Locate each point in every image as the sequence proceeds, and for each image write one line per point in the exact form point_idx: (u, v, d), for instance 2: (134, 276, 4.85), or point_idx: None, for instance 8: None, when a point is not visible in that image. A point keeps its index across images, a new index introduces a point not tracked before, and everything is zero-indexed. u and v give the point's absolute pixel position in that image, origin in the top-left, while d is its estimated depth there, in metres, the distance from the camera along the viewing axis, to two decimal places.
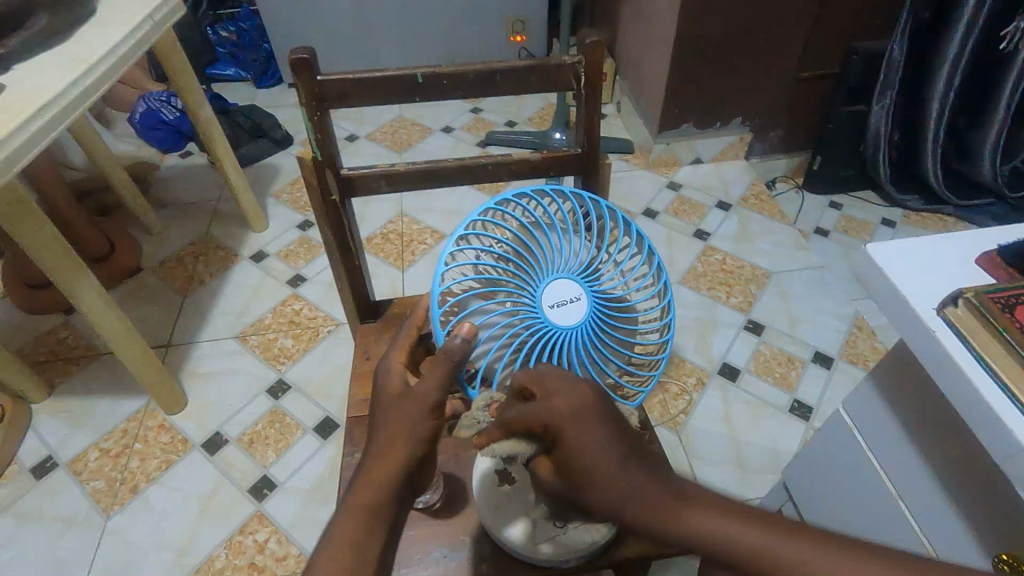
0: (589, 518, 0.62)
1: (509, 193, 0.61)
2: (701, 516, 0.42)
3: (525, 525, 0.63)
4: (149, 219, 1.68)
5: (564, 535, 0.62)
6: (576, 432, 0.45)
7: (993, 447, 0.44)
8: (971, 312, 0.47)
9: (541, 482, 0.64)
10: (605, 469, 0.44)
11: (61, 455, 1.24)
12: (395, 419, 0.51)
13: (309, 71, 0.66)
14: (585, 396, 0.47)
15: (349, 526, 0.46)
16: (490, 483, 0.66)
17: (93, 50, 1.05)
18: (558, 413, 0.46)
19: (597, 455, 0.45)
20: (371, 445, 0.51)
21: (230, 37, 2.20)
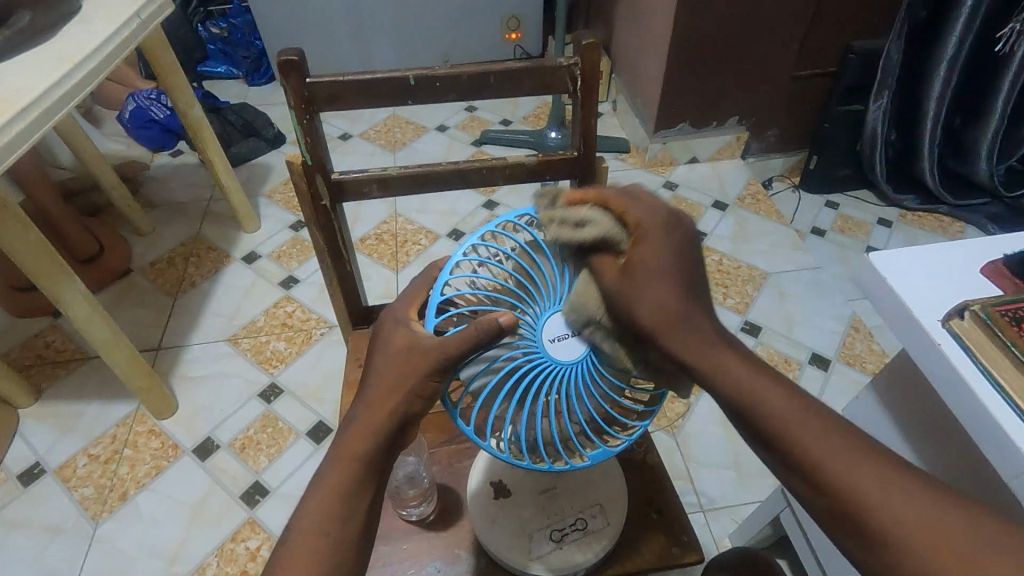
0: (585, 533, 0.62)
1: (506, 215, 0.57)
2: (737, 367, 0.42)
3: (520, 539, 0.62)
4: (138, 219, 1.66)
5: (561, 551, 0.61)
6: (655, 236, 0.45)
7: (999, 464, 0.43)
8: (978, 325, 0.46)
9: (537, 498, 0.63)
10: (662, 279, 0.44)
11: (50, 461, 1.22)
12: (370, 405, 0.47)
13: (298, 72, 0.64)
14: (665, 222, 0.46)
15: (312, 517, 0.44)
16: (485, 496, 0.64)
17: (78, 49, 1.03)
18: (653, 217, 0.46)
19: (659, 266, 0.45)
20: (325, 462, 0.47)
21: (221, 34, 2.16)
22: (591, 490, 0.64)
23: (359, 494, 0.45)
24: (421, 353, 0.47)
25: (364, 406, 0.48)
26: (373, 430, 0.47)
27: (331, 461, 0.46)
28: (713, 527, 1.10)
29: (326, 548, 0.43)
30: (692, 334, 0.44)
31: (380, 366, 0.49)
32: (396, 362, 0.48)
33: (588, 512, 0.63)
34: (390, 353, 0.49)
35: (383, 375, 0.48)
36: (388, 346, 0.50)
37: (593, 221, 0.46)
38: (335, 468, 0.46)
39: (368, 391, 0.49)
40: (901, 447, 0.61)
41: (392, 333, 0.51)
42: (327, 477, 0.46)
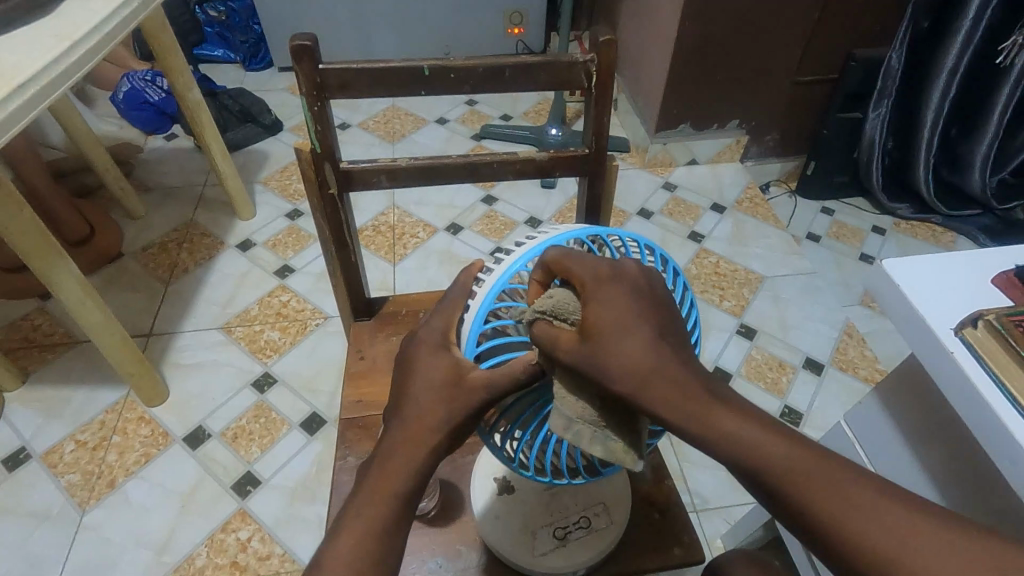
0: (589, 532, 0.62)
1: (558, 237, 0.51)
2: (727, 418, 0.39)
3: (522, 536, 0.62)
4: (131, 202, 1.63)
5: (565, 549, 0.61)
6: (609, 292, 0.41)
7: (1011, 474, 0.43)
8: (991, 335, 0.46)
9: (542, 495, 0.64)
10: (636, 341, 0.39)
11: (36, 446, 1.19)
12: (412, 429, 0.45)
13: (311, 58, 0.63)
14: (609, 273, 0.42)
15: (346, 543, 0.41)
16: (488, 492, 0.64)
17: (78, 25, 1.00)
18: (592, 271, 0.42)
19: (619, 325, 0.40)
20: (352, 499, 0.43)
21: (219, 17, 2.10)
22: (594, 488, 0.65)
23: (397, 528, 0.42)
24: (467, 395, 0.45)
25: (395, 445, 0.44)
26: (406, 472, 0.43)
27: (356, 505, 0.42)
28: (705, 527, 1.11)
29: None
30: (678, 392, 0.39)
31: (416, 400, 0.46)
32: (440, 389, 0.45)
33: (592, 510, 0.63)
34: (428, 386, 0.46)
35: (421, 412, 0.45)
36: (425, 377, 0.46)
37: (552, 296, 0.43)
38: (371, 502, 0.42)
39: (401, 425, 0.45)
40: (903, 451, 0.61)
41: (428, 360, 0.47)
42: (351, 522, 0.42)
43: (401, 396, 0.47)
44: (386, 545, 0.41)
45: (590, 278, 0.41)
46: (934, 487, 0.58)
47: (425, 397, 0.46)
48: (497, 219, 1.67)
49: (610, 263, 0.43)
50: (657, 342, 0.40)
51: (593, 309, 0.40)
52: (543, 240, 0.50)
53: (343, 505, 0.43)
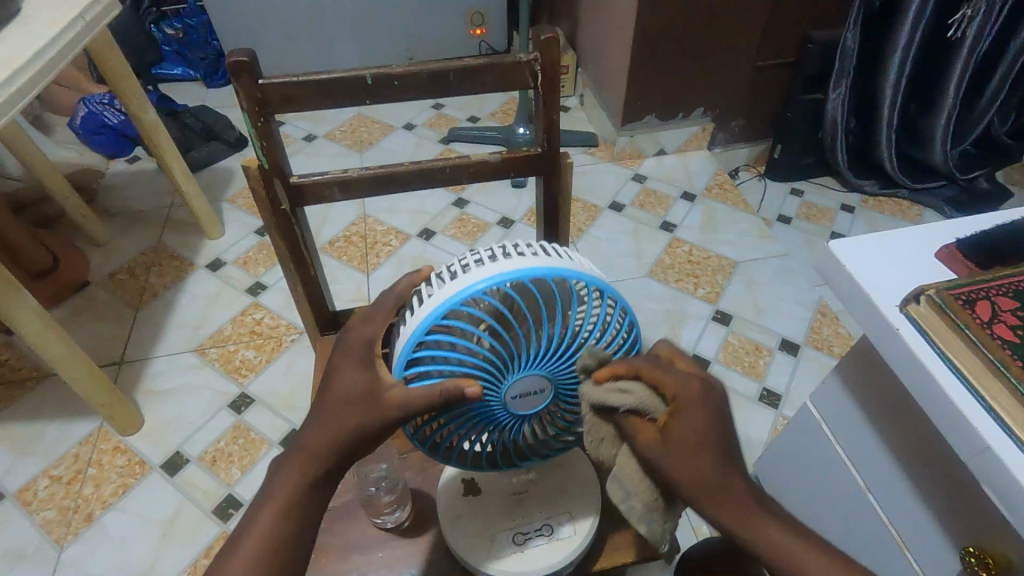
0: (551, 540, 0.62)
1: (522, 270, 0.48)
2: (740, 513, 0.46)
3: (480, 538, 0.62)
4: (94, 229, 1.60)
5: (524, 555, 0.61)
6: (693, 413, 0.47)
7: (958, 444, 0.44)
8: (934, 310, 0.46)
9: (509, 499, 0.64)
10: (691, 440, 0.46)
11: (8, 485, 1.17)
12: (328, 424, 0.49)
13: (249, 74, 0.62)
14: (702, 393, 0.48)
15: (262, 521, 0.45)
16: (455, 493, 0.65)
17: (19, 53, 0.98)
18: (688, 388, 0.48)
19: (694, 434, 0.46)
20: (269, 480, 0.48)
21: (175, 35, 2.11)
22: (562, 497, 0.64)
23: (302, 514, 0.46)
24: (383, 410, 0.47)
25: (312, 449, 0.48)
26: (320, 460, 0.48)
27: (269, 487, 0.47)
28: (691, 516, 1.11)
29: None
30: (699, 467, 0.46)
31: (334, 399, 0.50)
32: (353, 395, 0.49)
33: (556, 518, 0.63)
34: (344, 397, 0.49)
35: (336, 413, 0.49)
36: (347, 383, 0.50)
37: (631, 391, 0.47)
38: (281, 488, 0.46)
39: (319, 421, 0.49)
40: (867, 429, 0.61)
41: (350, 368, 0.51)
42: (265, 506, 0.46)
43: (324, 390, 0.51)
44: (284, 544, 0.45)
45: (688, 391, 0.47)
46: (894, 464, 0.58)
47: (342, 397, 0.50)
48: (470, 221, 1.67)
49: (705, 382, 0.49)
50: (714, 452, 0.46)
51: (676, 417, 0.47)
52: (488, 278, 0.48)
53: (256, 500, 0.47)
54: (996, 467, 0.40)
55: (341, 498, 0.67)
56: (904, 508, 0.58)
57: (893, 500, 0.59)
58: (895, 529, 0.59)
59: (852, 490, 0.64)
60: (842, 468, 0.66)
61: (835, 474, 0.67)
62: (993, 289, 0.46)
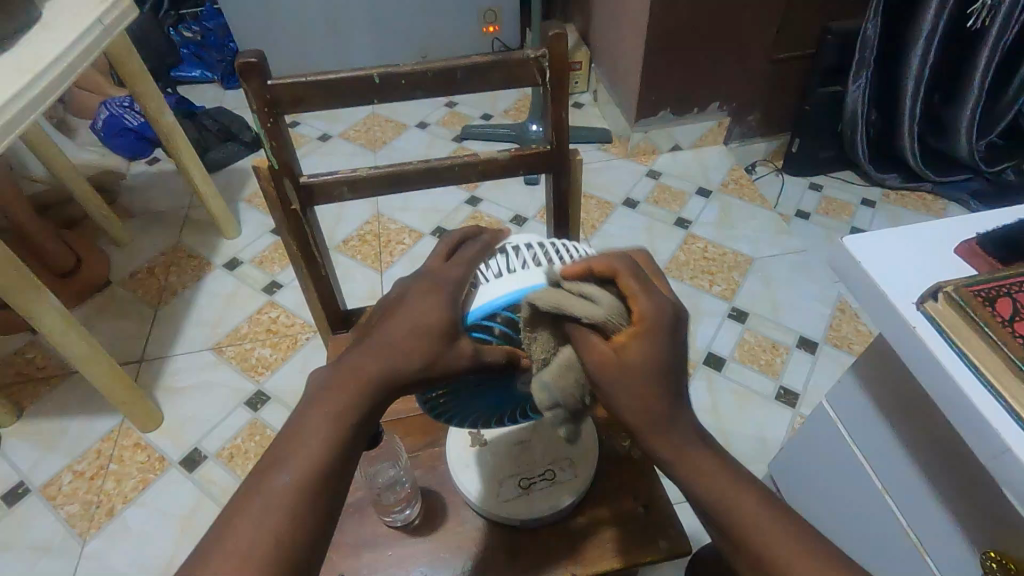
0: (553, 483, 0.66)
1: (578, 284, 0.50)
2: (671, 443, 0.46)
3: (487, 483, 0.66)
4: (116, 229, 1.63)
5: (528, 497, 0.65)
6: (650, 341, 0.45)
7: (976, 445, 0.42)
8: (951, 306, 0.45)
9: (512, 449, 0.69)
10: (638, 368, 0.45)
11: (34, 480, 1.20)
12: (390, 352, 0.48)
13: (259, 75, 0.62)
14: (668, 321, 0.45)
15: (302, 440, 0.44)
16: (464, 443, 0.70)
17: (39, 58, 1.00)
18: (655, 313, 0.45)
19: (646, 364, 0.45)
20: (315, 398, 0.46)
21: (193, 37, 2.15)
22: (563, 446, 0.69)
23: (340, 442, 0.45)
24: (448, 357, 0.47)
25: (362, 378, 0.46)
26: (369, 391, 0.46)
27: (314, 407, 0.46)
28: None
29: (290, 532, 0.41)
30: (637, 393, 0.45)
31: (397, 330, 0.48)
32: (417, 332, 0.48)
33: (558, 464, 0.68)
34: (408, 329, 0.48)
35: (395, 345, 0.48)
36: (414, 317, 0.49)
37: (597, 302, 0.45)
38: (324, 411, 0.45)
39: (375, 351, 0.48)
40: (884, 428, 0.60)
41: (420, 302, 0.50)
42: (309, 425, 0.45)
43: (387, 318, 0.50)
44: (329, 471, 0.44)
45: (655, 317, 0.45)
46: (911, 463, 0.57)
47: (410, 329, 0.48)
48: (483, 219, 1.67)
49: (673, 310, 0.46)
50: (660, 381, 0.45)
51: (633, 342, 0.45)
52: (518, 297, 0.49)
53: (297, 421, 0.45)
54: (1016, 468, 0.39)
55: (352, 497, 0.68)
56: (920, 507, 0.56)
57: (911, 501, 0.57)
58: (911, 529, 0.58)
59: (869, 491, 0.63)
60: (856, 466, 0.65)
61: (851, 475, 0.65)
62: (1014, 285, 0.45)
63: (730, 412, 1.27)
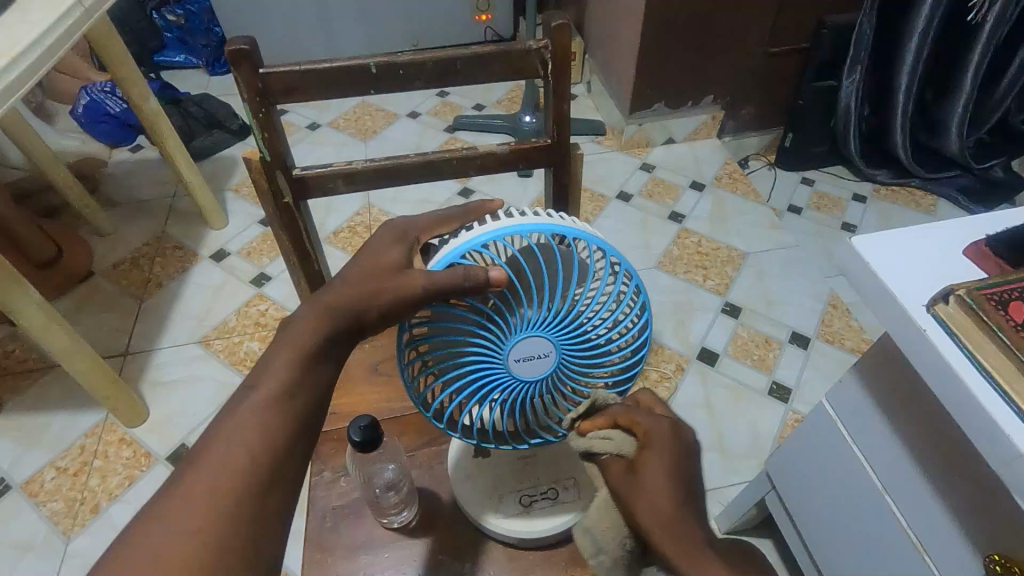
0: (555, 503, 0.64)
1: (551, 224, 0.51)
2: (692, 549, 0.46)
3: (489, 497, 0.65)
4: (98, 219, 1.58)
5: (529, 515, 0.63)
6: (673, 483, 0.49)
7: (987, 452, 0.42)
8: (963, 310, 0.44)
9: (516, 463, 0.67)
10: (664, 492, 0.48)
11: (15, 477, 1.17)
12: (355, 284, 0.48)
13: (249, 63, 0.60)
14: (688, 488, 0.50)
15: (278, 367, 0.42)
16: (467, 454, 0.68)
17: (15, 42, 0.96)
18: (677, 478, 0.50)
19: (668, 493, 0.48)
20: (282, 334, 0.45)
21: (178, 21, 2.07)
22: (568, 464, 0.67)
23: (315, 368, 0.44)
24: (403, 279, 0.48)
25: (329, 306, 0.47)
26: (337, 319, 0.46)
27: (283, 339, 0.44)
28: None
29: (266, 442, 0.39)
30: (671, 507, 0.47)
31: (361, 268, 0.50)
32: (379, 268, 0.50)
33: (561, 483, 0.66)
34: (373, 267, 0.50)
35: (359, 280, 0.49)
36: (376, 258, 0.51)
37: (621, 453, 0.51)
38: (294, 339, 0.44)
39: (339, 286, 0.48)
40: (884, 427, 0.60)
41: (386, 248, 0.52)
42: (280, 354, 0.43)
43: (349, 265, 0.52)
44: (302, 390, 0.42)
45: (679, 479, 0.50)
46: (914, 464, 0.57)
47: (375, 269, 0.50)
48: None
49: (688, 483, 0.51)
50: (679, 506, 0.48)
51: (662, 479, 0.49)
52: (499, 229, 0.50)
53: (264, 358, 0.44)
54: None
55: (347, 498, 0.67)
56: (921, 508, 0.56)
57: (911, 501, 0.57)
58: (912, 530, 0.58)
59: (868, 489, 0.63)
60: (857, 467, 0.64)
61: (849, 474, 0.65)
62: None
63: (723, 407, 1.27)
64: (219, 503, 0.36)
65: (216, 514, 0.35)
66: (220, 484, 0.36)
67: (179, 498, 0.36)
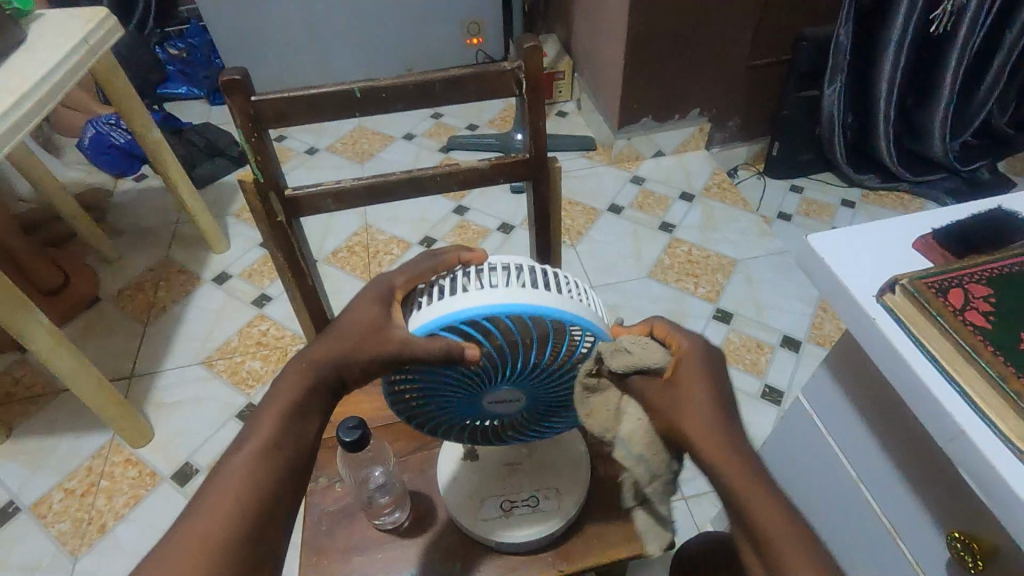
0: (534, 511, 0.65)
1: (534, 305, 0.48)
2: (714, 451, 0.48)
3: (471, 499, 0.66)
4: (104, 247, 1.63)
5: (508, 520, 0.64)
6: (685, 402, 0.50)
7: (935, 430, 0.44)
8: (908, 298, 0.47)
9: (500, 469, 0.68)
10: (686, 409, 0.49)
11: (24, 499, 1.19)
12: (338, 340, 0.52)
13: (242, 92, 0.64)
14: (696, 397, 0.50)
15: (267, 421, 0.47)
16: (455, 457, 0.69)
17: (25, 80, 1.01)
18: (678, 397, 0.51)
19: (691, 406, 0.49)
20: (273, 388, 0.50)
21: (180, 54, 2.14)
22: (551, 473, 0.67)
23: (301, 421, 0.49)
24: (383, 342, 0.50)
25: (311, 362, 0.51)
26: (319, 374, 0.51)
27: (273, 393, 0.49)
28: (695, 514, 1.11)
29: (252, 493, 0.44)
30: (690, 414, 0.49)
31: (343, 323, 0.54)
32: (359, 325, 0.53)
33: (543, 491, 0.66)
34: (352, 324, 0.53)
35: (340, 336, 0.53)
36: (358, 315, 0.54)
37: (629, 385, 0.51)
38: (282, 395, 0.49)
39: (325, 342, 0.53)
40: (853, 418, 0.62)
41: (368, 303, 0.55)
42: (268, 408, 0.48)
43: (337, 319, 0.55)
44: (287, 441, 0.47)
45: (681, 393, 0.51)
46: (882, 453, 0.59)
47: (354, 325, 0.53)
48: (470, 228, 1.69)
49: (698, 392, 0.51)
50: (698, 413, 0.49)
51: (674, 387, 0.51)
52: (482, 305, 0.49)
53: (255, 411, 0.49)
54: (969, 449, 0.41)
55: (342, 502, 0.69)
56: (891, 494, 0.58)
57: (882, 488, 0.59)
58: (886, 518, 0.60)
59: (844, 480, 0.65)
60: (834, 459, 0.66)
61: (827, 465, 0.68)
62: (964, 277, 0.47)
63: None
64: (209, 556, 0.40)
65: (205, 564, 0.40)
66: (210, 534, 0.41)
67: (176, 543, 0.41)
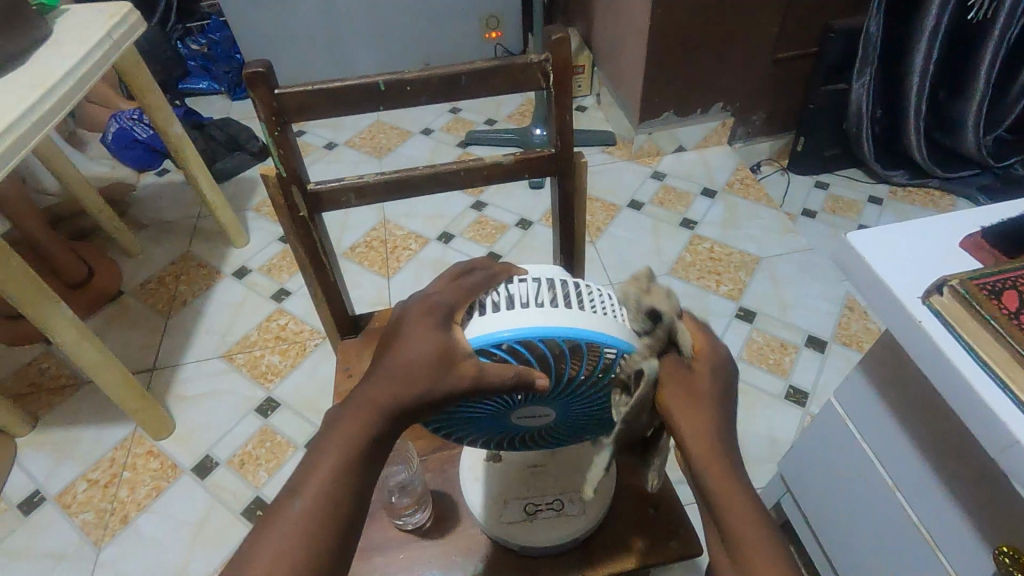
0: (558, 515, 0.64)
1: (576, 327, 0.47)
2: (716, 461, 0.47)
3: (493, 501, 0.65)
4: (127, 240, 1.65)
5: (531, 524, 0.63)
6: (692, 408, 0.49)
7: (986, 439, 0.42)
8: (957, 300, 0.45)
9: (524, 470, 0.66)
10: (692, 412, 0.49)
11: (50, 488, 1.21)
12: (394, 373, 0.47)
13: (265, 84, 0.63)
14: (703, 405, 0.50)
15: (323, 473, 0.43)
16: (478, 457, 0.68)
17: (50, 74, 1.02)
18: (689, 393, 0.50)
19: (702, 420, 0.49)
20: (328, 429, 0.45)
21: (201, 50, 2.19)
22: (576, 476, 0.66)
23: (358, 473, 0.44)
24: (449, 378, 0.46)
25: (373, 405, 0.46)
26: (380, 417, 0.45)
27: (329, 438, 0.44)
28: None
29: (307, 562, 0.40)
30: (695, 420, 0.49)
31: (402, 355, 0.48)
32: (419, 359, 0.47)
33: (568, 495, 0.64)
34: (412, 357, 0.47)
35: (399, 372, 0.47)
36: (414, 346, 0.48)
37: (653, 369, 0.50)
38: (339, 443, 0.44)
39: (384, 377, 0.47)
40: (891, 423, 0.60)
41: (425, 331, 0.49)
42: (325, 457, 0.43)
43: (390, 345, 0.50)
44: (345, 497, 0.43)
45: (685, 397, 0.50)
46: (923, 461, 0.56)
47: (414, 358, 0.47)
48: (488, 224, 1.68)
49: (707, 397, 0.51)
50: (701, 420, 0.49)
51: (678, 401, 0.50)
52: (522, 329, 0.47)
53: (311, 454, 0.44)
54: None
55: None
56: (931, 503, 0.56)
57: (922, 497, 0.57)
58: (924, 527, 0.58)
59: (879, 487, 0.63)
60: (868, 464, 0.64)
61: (861, 471, 0.65)
62: (1020, 278, 0.44)
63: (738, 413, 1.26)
64: None
65: None
66: None
67: None
